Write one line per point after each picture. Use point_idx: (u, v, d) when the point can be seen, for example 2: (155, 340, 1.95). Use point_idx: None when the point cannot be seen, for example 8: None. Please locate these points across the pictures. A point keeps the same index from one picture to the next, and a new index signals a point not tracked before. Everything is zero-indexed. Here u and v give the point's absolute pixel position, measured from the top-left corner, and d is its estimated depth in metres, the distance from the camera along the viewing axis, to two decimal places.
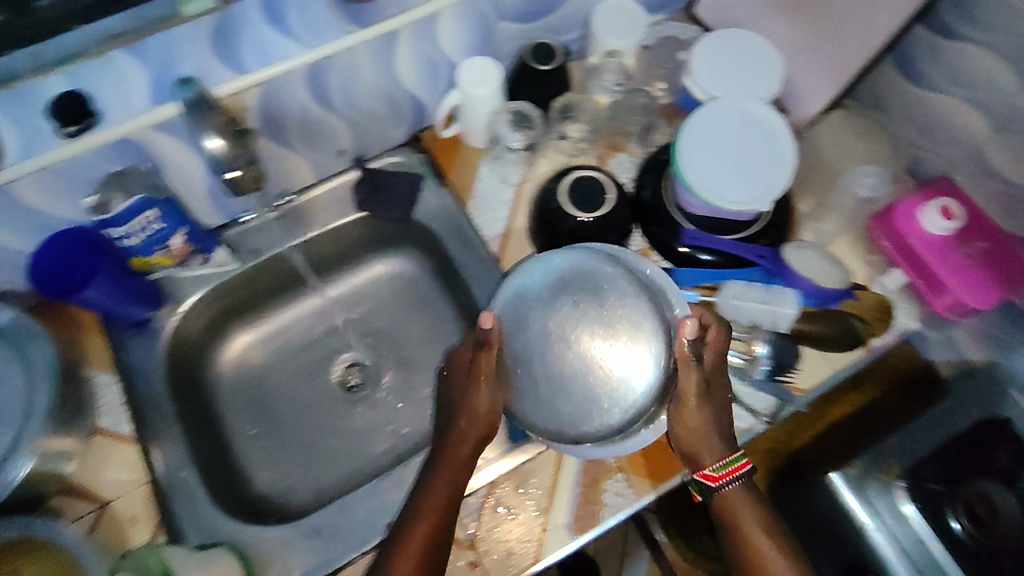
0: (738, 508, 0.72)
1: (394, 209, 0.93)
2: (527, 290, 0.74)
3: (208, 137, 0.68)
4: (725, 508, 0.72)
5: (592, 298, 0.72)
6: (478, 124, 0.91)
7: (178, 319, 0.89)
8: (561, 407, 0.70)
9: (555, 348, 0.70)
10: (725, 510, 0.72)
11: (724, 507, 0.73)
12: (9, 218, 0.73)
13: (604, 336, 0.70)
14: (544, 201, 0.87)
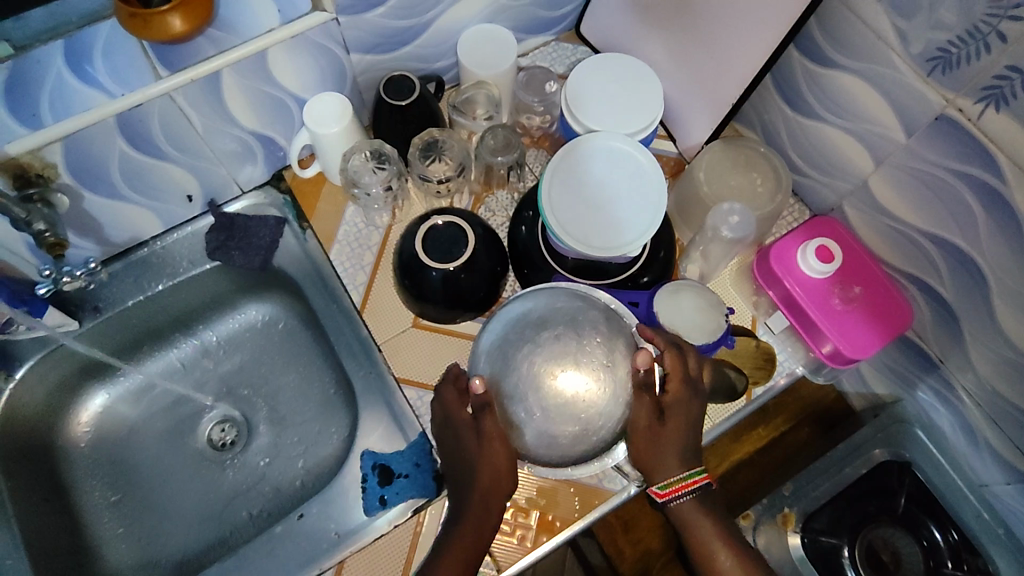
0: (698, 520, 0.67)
1: (252, 255, 0.87)
2: (508, 333, 0.67)
3: None
4: (683, 520, 0.67)
5: (569, 328, 0.65)
6: (332, 164, 0.86)
7: (13, 386, 0.81)
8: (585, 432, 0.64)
9: (557, 390, 0.63)
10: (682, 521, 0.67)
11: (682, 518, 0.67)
12: None
13: (584, 368, 0.63)
14: (402, 250, 0.80)
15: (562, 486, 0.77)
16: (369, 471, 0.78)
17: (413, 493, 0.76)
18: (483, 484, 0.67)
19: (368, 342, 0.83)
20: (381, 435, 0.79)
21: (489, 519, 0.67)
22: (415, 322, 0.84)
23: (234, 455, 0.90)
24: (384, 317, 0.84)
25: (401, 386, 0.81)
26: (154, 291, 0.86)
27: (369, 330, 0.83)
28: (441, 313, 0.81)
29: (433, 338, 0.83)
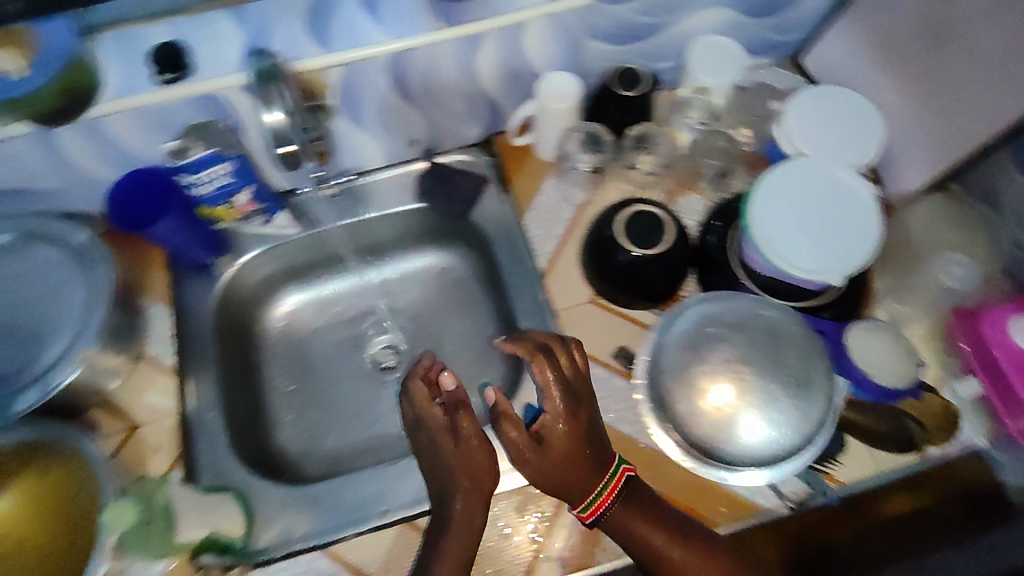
0: (633, 525, 0.69)
1: (454, 205, 0.95)
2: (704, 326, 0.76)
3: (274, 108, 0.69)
4: (619, 528, 0.69)
5: (750, 345, 0.73)
6: (550, 137, 0.91)
7: (235, 269, 0.92)
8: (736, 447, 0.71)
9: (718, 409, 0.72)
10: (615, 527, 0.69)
11: (614, 524, 0.69)
12: (101, 146, 0.77)
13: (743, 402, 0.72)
14: (600, 229, 0.84)
15: (709, 488, 0.75)
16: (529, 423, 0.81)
17: None
18: (463, 483, 0.70)
19: (546, 306, 0.86)
20: None
21: (476, 514, 0.70)
22: (592, 299, 0.86)
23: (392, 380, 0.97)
24: (565, 286, 0.87)
25: None
26: (364, 216, 0.95)
27: (548, 296, 0.87)
28: (621, 295, 0.84)
29: (610, 319, 0.85)
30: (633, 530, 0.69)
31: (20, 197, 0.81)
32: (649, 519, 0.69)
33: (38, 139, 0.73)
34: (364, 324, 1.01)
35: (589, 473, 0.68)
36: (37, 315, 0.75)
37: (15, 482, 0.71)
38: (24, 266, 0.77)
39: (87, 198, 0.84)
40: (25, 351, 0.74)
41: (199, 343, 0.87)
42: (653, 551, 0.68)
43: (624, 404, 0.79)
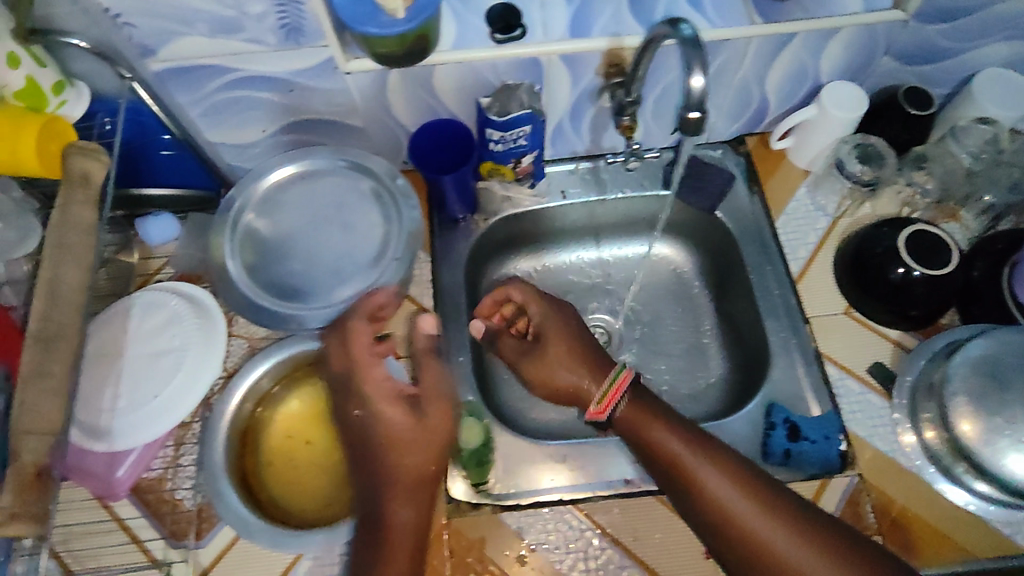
0: (643, 427, 0.72)
1: (702, 199, 0.95)
2: (1003, 355, 0.72)
3: (692, 72, 0.54)
4: (636, 431, 0.72)
5: None
6: (819, 146, 0.90)
7: (485, 228, 0.96)
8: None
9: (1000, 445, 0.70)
10: (640, 443, 0.72)
11: (623, 425, 0.73)
12: (417, 91, 0.82)
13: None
14: (868, 243, 0.85)
15: (970, 520, 0.74)
16: (779, 422, 0.81)
17: (817, 461, 0.79)
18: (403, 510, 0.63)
19: (796, 310, 0.87)
20: (788, 393, 0.83)
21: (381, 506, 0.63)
22: (846, 311, 0.87)
23: None
24: (818, 294, 0.88)
25: (822, 360, 0.84)
26: (611, 196, 0.97)
27: (798, 300, 0.88)
28: (877, 312, 0.85)
29: (863, 332, 0.85)
30: (641, 438, 0.71)
31: (326, 129, 0.87)
32: (692, 439, 0.70)
33: (373, 77, 0.78)
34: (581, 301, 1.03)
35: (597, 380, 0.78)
36: (341, 239, 0.80)
37: (312, 386, 0.78)
38: (333, 193, 0.82)
39: (377, 139, 0.90)
40: (329, 271, 0.78)
41: (449, 291, 0.91)
42: (671, 459, 0.69)
43: (874, 415, 0.80)
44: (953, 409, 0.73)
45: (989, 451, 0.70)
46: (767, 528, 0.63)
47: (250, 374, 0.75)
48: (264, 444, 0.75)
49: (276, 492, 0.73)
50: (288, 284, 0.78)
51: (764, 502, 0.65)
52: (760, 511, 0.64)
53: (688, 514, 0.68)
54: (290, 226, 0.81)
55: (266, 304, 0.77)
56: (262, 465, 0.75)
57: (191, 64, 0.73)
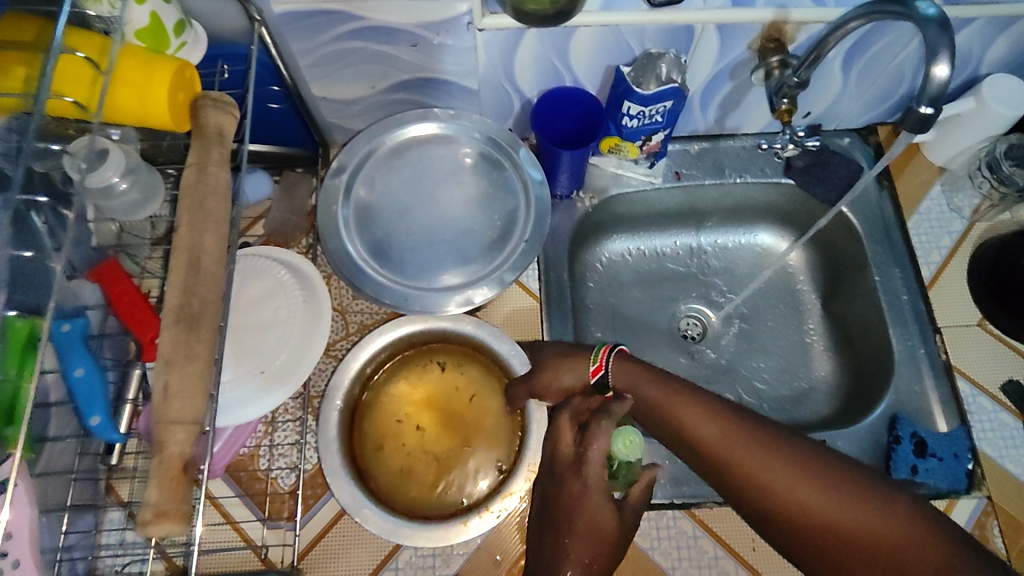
0: (639, 391, 0.66)
1: (827, 190, 0.88)
2: None
3: (938, 58, 0.53)
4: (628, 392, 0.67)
5: None
6: (966, 142, 0.84)
7: (590, 207, 0.90)
8: None
9: None
10: (637, 404, 0.66)
11: (618, 392, 0.68)
12: (549, 53, 0.74)
13: None
14: (1011, 252, 0.80)
15: None
16: (906, 436, 0.75)
17: (944, 480, 0.73)
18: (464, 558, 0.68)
19: (925, 318, 0.81)
20: (915, 406, 0.78)
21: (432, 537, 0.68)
22: (980, 323, 0.81)
23: (702, 349, 0.93)
24: (950, 303, 0.82)
25: (952, 374, 0.78)
26: (729, 180, 0.90)
27: (929, 307, 0.82)
28: (1017, 326, 0.79)
29: (998, 348, 0.79)
30: (645, 398, 0.65)
31: (438, 89, 0.80)
32: (679, 392, 0.64)
33: (508, 35, 0.71)
34: (675, 288, 0.97)
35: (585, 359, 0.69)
36: (461, 213, 0.72)
37: (416, 368, 0.76)
38: (450, 160, 0.74)
39: (489, 102, 0.82)
40: (453, 249, 0.71)
41: (553, 272, 0.85)
42: (664, 416, 0.64)
43: (1008, 435, 0.75)
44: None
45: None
46: (767, 468, 0.58)
47: (362, 352, 0.73)
48: (373, 424, 0.73)
49: (389, 474, 0.71)
50: (408, 259, 0.70)
51: (752, 448, 0.59)
52: (758, 457, 0.58)
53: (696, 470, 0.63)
54: (404, 196, 0.73)
55: (384, 283, 0.68)
56: (370, 448, 0.72)
57: (316, 10, 0.65)
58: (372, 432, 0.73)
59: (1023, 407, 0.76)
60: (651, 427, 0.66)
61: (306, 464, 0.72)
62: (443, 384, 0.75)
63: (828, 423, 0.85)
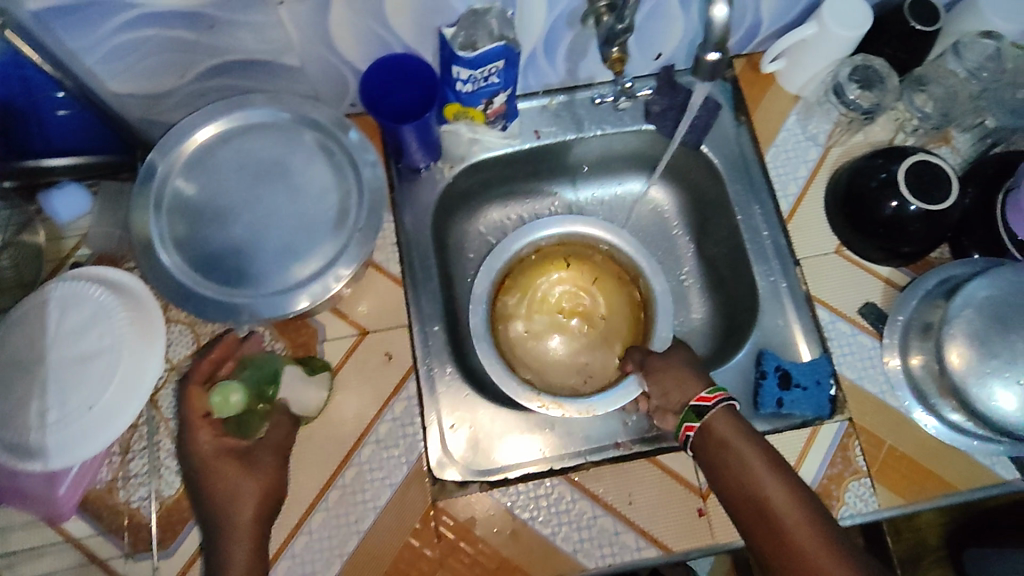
0: (729, 445, 0.63)
1: (686, 132, 0.87)
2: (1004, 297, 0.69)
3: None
4: (720, 441, 0.64)
5: None
6: (815, 69, 0.83)
7: (450, 176, 0.86)
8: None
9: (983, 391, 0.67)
10: (717, 454, 0.64)
11: (712, 432, 0.64)
12: (364, 20, 0.68)
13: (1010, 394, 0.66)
14: (862, 176, 0.80)
15: (950, 452, 0.75)
16: (771, 370, 0.78)
17: (807, 408, 0.77)
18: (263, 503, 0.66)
19: (784, 251, 0.83)
20: (779, 340, 0.80)
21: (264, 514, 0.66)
22: (837, 249, 0.82)
23: None
24: (808, 234, 0.83)
25: (812, 304, 0.80)
26: (589, 134, 0.88)
27: (788, 240, 0.83)
28: (869, 246, 0.80)
29: (854, 272, 0.81)
30: (736, 452, 0.63)
31: (254, 70, 0.73)
32: (769, 458, 0.62)
33: (311, 6, 0.65)
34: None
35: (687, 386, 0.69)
36: (289, 207, 0.68)
37: (578, 268, 0.89)
38: (274, 149, 0.69)
39: (319, 79, 0.76)
40: (282, 248, 0.66)
41: (419, 251, 0.83)
42: (737, 477, 0.62)
43: (865, 355, 0.78)
44: (946, 340, 0.70)
45: (974, 382, 0.67)
46: (834, 565, 0.55)
47: (529, 233, 0.86)
48: (520, 303, 0.88)
49: (519, 338, 0.86)
50: (232, 265, 0.65)
51: (818, 538, 0.57)
52: (823, 548, 0.56)
53: (748, 537, 0.61)
54: (227, 194, 0.67)
55: (209, 294, 0.63)
56: (507, 316, 0.87)
57: (76, 0, 0.58)
58: (521, 317, 0.88)
59: (880, 327, 0.79)
60: (711, 472, 0.64)
61: (166, 490, 0.71)
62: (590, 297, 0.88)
63: (705, 363, 0.86)
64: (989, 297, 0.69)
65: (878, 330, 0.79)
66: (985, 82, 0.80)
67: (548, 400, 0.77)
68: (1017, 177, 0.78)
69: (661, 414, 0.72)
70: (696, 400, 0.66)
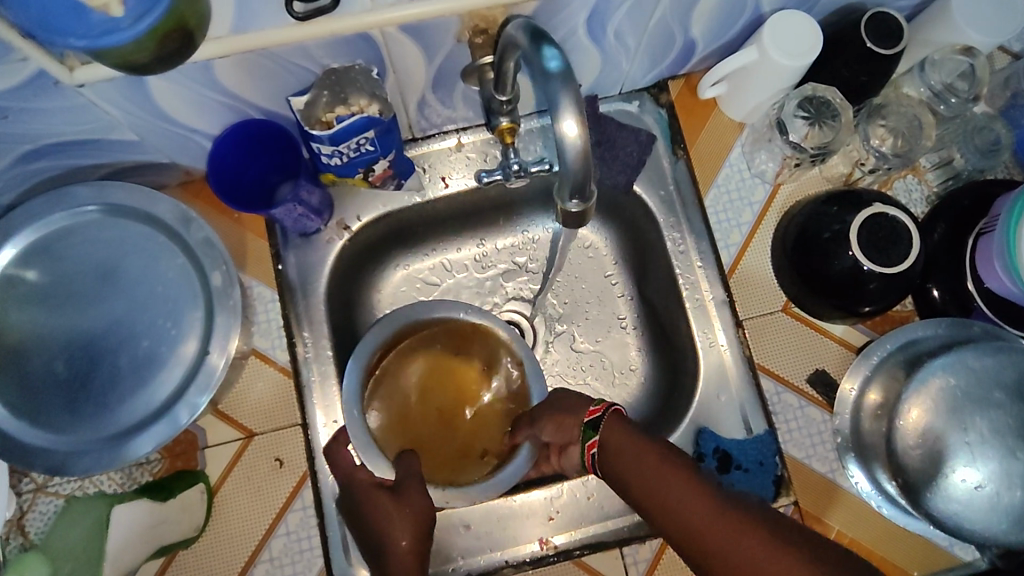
0: (626, 452, 0.57)
1: (615, 172, 0.76)
2: (963, 380, 0.61)
3: (561, 116, 0.40)
4: (615, 451, 0.58)
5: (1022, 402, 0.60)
6: (759, 97, 0.71)
7: (346, 238, 0.74)
8: (987, 528, 0.58)
9: (943, 493, 0.59)
10: (618, 463, 0.58)
11: (610, 444, 0.58)
12: (196, 91, 0.56)
13: (972, 497, 0.58)
14: (812, 225, 0.70)
15: (906, 537, 0.69)
16: (709, 452, 0.71)
17: (750, 491, 0.69)
18: None
19: (725, 308, 0.74)
20: (720, 414, 0.72)
21: None
22: (785, 307, 0.74)
23: None
24: (751, 289, 0.74)
25: (755, 372, 0.72)
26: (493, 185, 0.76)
27: (729, 297, 0.74)
28: (821, 306, 0.71)
29: (805, 333, 0.73)
30: (633, 457, 0.57)
31: (83, 148, 0.61)
32: (662, 452, 0.56)
33: (123, 85, 0.53)
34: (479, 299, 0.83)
35: (572, 422, 0.62)
36: (131, 323, 0.57)
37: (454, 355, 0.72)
38: (112, 249, 0.58)
39: (169, 149, 0.64)
40: (121, 378, 0.56)
41: (311, 328, 0.71)
42: (638, 478, 0.56)
43: (814, 431, 0.71)
44: (898, 431, 0.62)
45: (928, 478, 0.60)
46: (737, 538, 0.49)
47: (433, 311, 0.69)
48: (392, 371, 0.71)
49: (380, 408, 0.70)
50: (63, 402, 0.55)
51: (726, 521, 0.50)
52: (736, 527, 0.49)
53: (672, 544, 0.53)
54: (53, 313, 0.56)
55: (36, 441, 0.54)
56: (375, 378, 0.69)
57: None
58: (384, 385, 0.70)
59: (830, 397, 0.71)
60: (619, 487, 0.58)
61: None
62: (462, 383, 0.72)
63: (649, 429, 0.77)
64: (945, 386, 0.61)
65: (828, 400, 0.71)
66: (952, 108, 0.71)
67: (455, 492, 0.64)
68: (990, 218, 0.67)
69: (563, 451, 0.65)
70: (587, 415, 0.61)
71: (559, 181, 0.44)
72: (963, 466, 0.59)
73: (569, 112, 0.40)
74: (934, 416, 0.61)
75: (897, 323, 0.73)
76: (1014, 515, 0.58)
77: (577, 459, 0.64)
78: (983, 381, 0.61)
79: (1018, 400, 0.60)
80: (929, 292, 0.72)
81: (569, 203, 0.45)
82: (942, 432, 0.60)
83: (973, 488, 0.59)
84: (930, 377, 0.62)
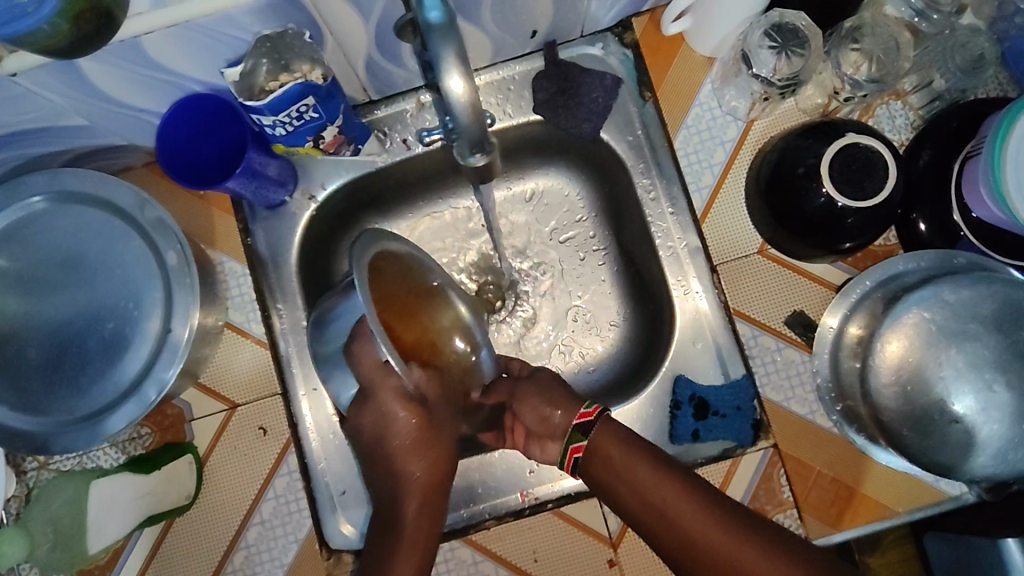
0: (618, 465, 0.60)
1: (579, 120, 0.73)
2: (941, 316, 0.59)
3: (447, 73, 0.41)
4: (608, 464, 0.61)
5: (1001, 334, 0.58)
6: (725, 29, 0.67)
7: (313, 207, 0.74)
8: (962, 463, 0.57)
9: (917, 430, 0.58)
10: (607, 474, 0.61)
11: (602, 457, 0.61)
12: (131, 71, 0.55)
13: (946, 434, 0.57)
14: (786, 160, 0.66)
15: (891, 473, 0.68)
16: (685, 400, 0.70)
17: (727, 435, 0.69)
18: None
19: (699, 254, 0.72)
20: (697, 360, 0.71)
21: None
22: (761, 248, 0.71)
23: (498, 322, 0.81)
24: (727, 232, 0.72)
25: (731, 318, 0.71)
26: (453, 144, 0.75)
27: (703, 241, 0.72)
28: (796, 246, 0.68)
29: (782, 274, 0.71)
30: (626, 472, 0.60)
31: (38, 137, 0.61)
32: (656, 465, 0.60)
33: (55, 70, 0.52)
34: (452, 261, 0.82)
35: (557, 422, 0.65)
36: (96, 306, 0.58)
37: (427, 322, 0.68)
38: (72, 237, 0.59)
39: (122, 130, 0.64)
40: (93, 360, 0.58)
41: (285, 299, 0.72)
42: (633, 491, 0.60)
43: (794, 372, 0.69)
44: (872, 368, 0.61)
45: (902, 416, 0.59)
46: (731, 546, 0.57)
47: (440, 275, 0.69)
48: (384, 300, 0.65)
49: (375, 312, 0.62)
50: (41, 386, 0.57)
51: (729, 532, 0.57)
52: (732, 537, 0.57)
53: (660, 547, 0.60)
54: (23, 300, 0.58)
55: (20, 425, 0.57)
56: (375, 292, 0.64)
57: None
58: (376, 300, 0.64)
59: (809, 339, 0.69)
60: (606, 496, 0.62)
61: None
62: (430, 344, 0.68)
63: (629, 375, 0.76)
64: (922, 320, 0.59)
65: (807, 341, 0.69)
66: (935, 23, 0.68)
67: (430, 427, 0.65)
68: (975, 141, 0.63)
69: (538, 442, 0.66)
70: (577, 419, 0.64)
71: (457, 140, 0.46)
72: (938, 402, 0.58)
73: (452, 69, 0.41)
74: (909, 354, 0.59)
75: (879, 258, 0.70)
76: (991, 451, 0.56)
77: (554, 455, 0.66)
78: (966, 316, 0.59)
79: (997, 330, 0.58)
80: (914, 224, 0.68)
81: (471, 159, 0.47)
82: (920, 368, 0.58)
83: (950, 423, 0.57)
84: (912, 326, 0.60)
